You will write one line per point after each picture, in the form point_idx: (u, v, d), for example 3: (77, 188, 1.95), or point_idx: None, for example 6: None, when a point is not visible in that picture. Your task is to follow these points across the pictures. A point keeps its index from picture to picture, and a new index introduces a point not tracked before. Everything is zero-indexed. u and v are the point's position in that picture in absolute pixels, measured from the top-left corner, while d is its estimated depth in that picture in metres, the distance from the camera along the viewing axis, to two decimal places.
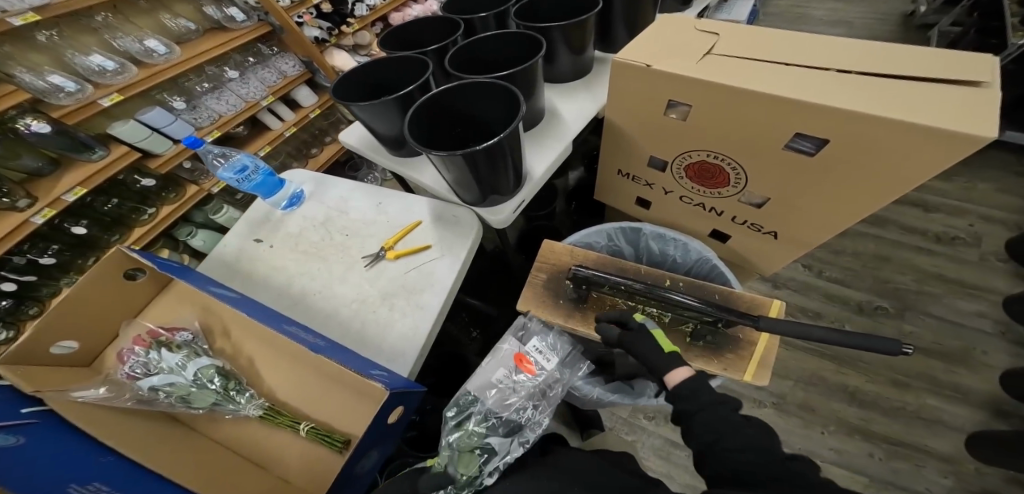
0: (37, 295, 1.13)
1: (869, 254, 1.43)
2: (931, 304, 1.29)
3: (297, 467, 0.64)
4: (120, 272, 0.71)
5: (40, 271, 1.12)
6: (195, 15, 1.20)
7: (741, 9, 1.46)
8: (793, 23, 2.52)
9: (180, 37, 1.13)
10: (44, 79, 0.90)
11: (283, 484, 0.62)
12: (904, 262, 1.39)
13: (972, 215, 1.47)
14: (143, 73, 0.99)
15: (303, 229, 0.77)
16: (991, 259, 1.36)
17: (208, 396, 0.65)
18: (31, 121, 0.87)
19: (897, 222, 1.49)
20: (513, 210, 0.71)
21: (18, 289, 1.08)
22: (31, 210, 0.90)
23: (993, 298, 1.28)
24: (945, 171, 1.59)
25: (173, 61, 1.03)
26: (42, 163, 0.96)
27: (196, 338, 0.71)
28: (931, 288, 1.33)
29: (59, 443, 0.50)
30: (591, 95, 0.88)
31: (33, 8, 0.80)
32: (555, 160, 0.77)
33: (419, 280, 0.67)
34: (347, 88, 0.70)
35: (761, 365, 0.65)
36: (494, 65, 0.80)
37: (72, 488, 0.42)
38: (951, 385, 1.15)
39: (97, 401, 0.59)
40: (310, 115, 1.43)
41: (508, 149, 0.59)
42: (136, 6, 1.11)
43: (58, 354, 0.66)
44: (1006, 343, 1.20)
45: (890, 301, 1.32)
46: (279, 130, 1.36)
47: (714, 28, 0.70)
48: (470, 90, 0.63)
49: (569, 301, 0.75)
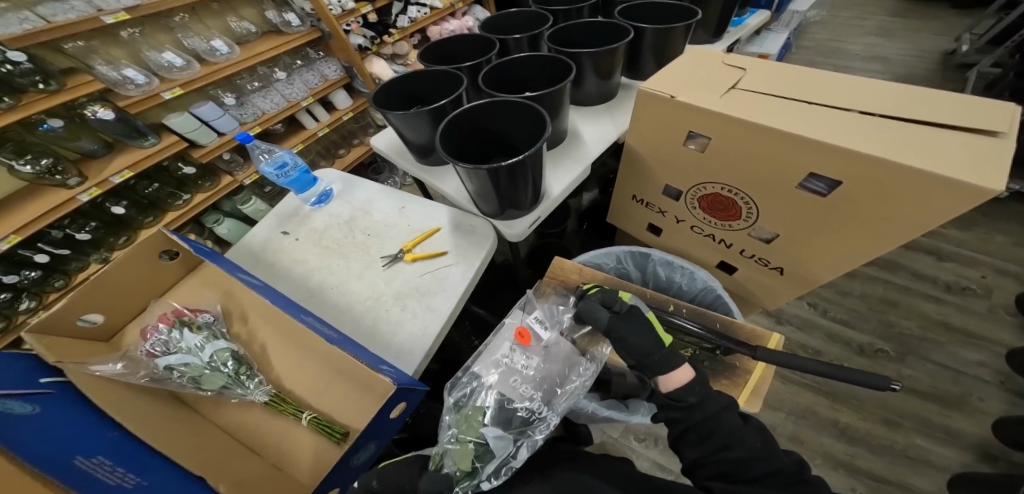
0: (67, 270, 1.18)
1: (876, 298, 1.40)
2: (933, 351, 1.25)
3: (295, 454, 0.66)
4: (155, 251, 0.76)
5: (75, 246, 1.20)
6: (258, 19, 1.28)
7: (772, 42, 1.48)
8: (828, 56, 2.52)
9: (241, 38, 1.21)
10: (118, 71, 0.98)
11: (279, 472, 0.64)
12: (910, 309, 1.35)
13: (984, 266, 1.42)
14: (205, 70, 1.06)
15: (327, 226, 0.81)
16: (999, 312, 1.31)
17: (220, 378, 0.67)
18: (98, 108, 0.93)
19: (909, 268, 1.45)
20: (528, 226, 0.74)
21: (50, 261, 1.15)
22: (80, 188, 0.97)
23: (997, 350, 1.23)
24: (963, 219, 1.56)
25: (233, 60, 1.11)
26: (97, 145, 1.05)
27: (216, 320, 0.73)
28: (934, 335, 1.29)
29: (72, 413, 0.56)
30: (612, 119, 0.91)
31: (126, 9, 0.87)
32: (573, 181, 0.80)
33: (432, 284, 0.70)
34: (386, 97, 0.75)
35: (753, 393, 0.66)
36: (524, 85, 0.84)
37: (78, 461, 0.47)
38: (942, 428, 1.11)
39: (112, 376, 0.64)
40: (343, 117, 1.51)
41: (529, 166, 0.62)
42: (209, 7, 1.19)
43: (83, 327, 0.70)
44: (1002, 392, 1.16)
45: (890, 344, 1.28)
46: (313, 130, 1.44)
47: (742, 63, 0.72)
48: (499, 108, 0.67)
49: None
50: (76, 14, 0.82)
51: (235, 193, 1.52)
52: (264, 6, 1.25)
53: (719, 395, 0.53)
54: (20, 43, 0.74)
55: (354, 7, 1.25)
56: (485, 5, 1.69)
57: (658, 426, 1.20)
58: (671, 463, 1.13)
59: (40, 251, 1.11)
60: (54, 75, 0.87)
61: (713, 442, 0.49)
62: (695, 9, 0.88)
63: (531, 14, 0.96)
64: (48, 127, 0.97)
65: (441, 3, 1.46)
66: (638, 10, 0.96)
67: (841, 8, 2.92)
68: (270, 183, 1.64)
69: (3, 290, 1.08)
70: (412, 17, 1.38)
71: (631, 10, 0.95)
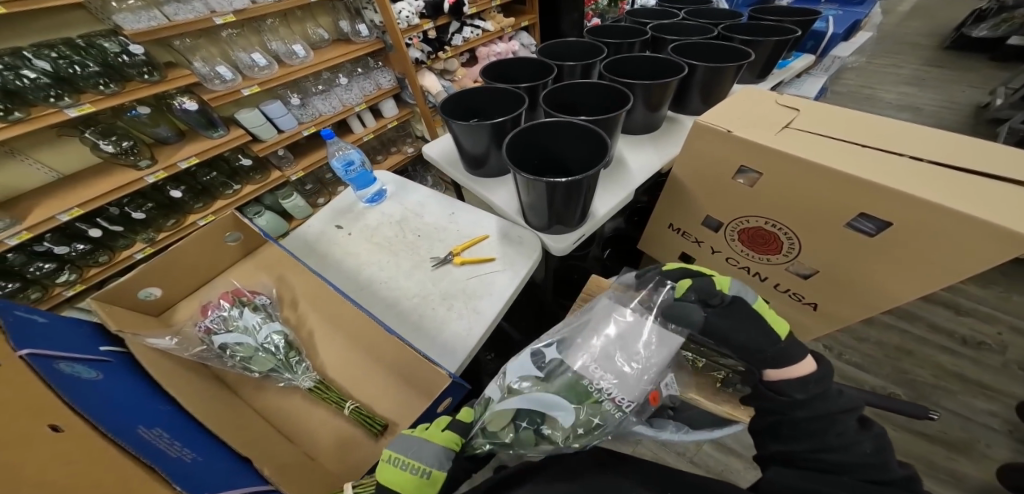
0: (112, 246, 1.23)
1: (892, 346, 1.35)
2: (945, 398, 1.22)
3: (328, 445, 0.63)
4: (221, 234, 0.77)
5: (128, 224, 1.25)
6: (332, 27, 1.38)
7: (810, 86, 1.51)
8: (859, 103, 2.53)
9: (314, 44, 1.31)
10: (212, 67, 1.10)
11: (310, 460, 0.60)
12: (926, 359, 1.31)
13: (1001, 323, 1.38)
14: (281, 71, 1.15)
15: (380, 224, 0.86)
16: (1014, 368, 1.27)
17: (269, 361, 0.64)
18: (184, 99, 1.05)
19: (927, 319, 1.42)
20: (574, 241, 0.76)
21: (100, 237, 1.21)
22: (148, 171, 1.05)
23: (1009, 402, 1.20)
24: (983, 275, 1.52)
25: (307, 64, 1.19)
26: (171, 133, 1.13)
27: (271, 303, 0.71)
28: (946, 383, 1.25)
29: (129, 383, 0.54)
30: (657, 148, 0.94)
31: (233, 13, 0.96)
32: (618, 204, 0.83)
33: (478, 287, 0.73)
34: (452, 109, 0.80)
35: None
36: (579, 109, 0.88)
37: (141, 430, 0.44)
38: (946, 469, 1.08)
39: (167, 350, 0.63)
40: (388, 125, 1.58)
41: (586, 185, 0.65)
42: (294, 14, 1.29)
43: (140, 299, 0.71)
44: (1011, 442, 1.12)
45: (903, 390, 1.24)
46: (360, 134, 1.52)
47: (796, 104, 0.75)
48: (560, 128, 0.71)
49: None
50: (190, 15, 0.92)
51: (278, 188, 1.58)
52: (339, 16, 1.35)
53: (840, 397, 0.46)
54: (140, 38, 0.83)
55: (418, 23, 1.33)
56: (530, 31, 1.78)
57: (664, 452, 1.19)
58: None
59: (94, 226, 1.18)
60: (157, 68, 0.98)
61: (803, 442, 0.44)
62: (747, 50, 0.92)
63: (587, 44, 1.02)
64: (137, 113, 1.05)
65: (493, 26, 1.55)
66: (691, 48, 1.01)
67: (876, 57, 2.95)
68: (310, 181, 1.72)
69: (49, 261, 1.14)
70: (466, 37, 1.48)
71: (684, 47, 1.01)
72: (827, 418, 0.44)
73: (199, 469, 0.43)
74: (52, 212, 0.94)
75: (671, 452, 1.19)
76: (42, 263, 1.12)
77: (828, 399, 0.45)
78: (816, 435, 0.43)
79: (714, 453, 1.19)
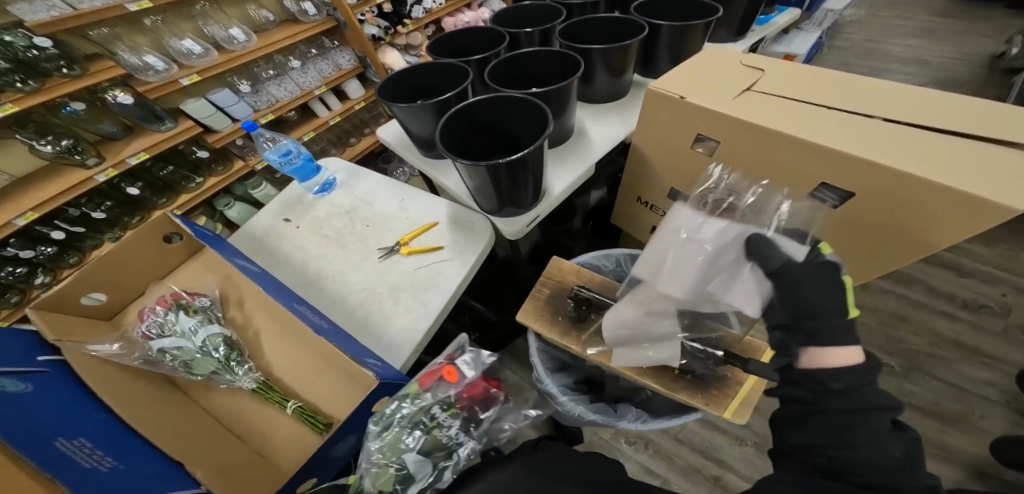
0: (81, 247, 1.22)
1: (887, 313, 1.34)
2: (938, 367, 1.21)
3: (280, 442, 0.62)
4: (159, 234, 0.74)
5: (90, 224, 1.23)
6: (276, 7, 1.30)
7: (802, 42, 1.41)
8: (864, 58, 2.39)
9: (259, 26, 1.23)
10: (140, 57, 1.04)
11: (262, 459, 0.60)
12: (922, 325, 1.30)
13: (1005, 285, 1.35)
14: (222, 58, 1.10)
15: (330, 215, 0.82)
16: (1016, 332, 1.25)
17: (209, 364, 0.63)
18: (119, 93, 0.99)
19: (925, 283, 1.39)
20: (527, 224, 0.73)
21: (64, 238, 1.18)
22: (97, 168, 1.02)
23: (1008, 370, 1.18)
24: (987, 234, 1.48)
25: (251, 48, 1.14)
26: (117, 129, 1.10)
27: (212, 305, 0.68)
28: (944, 352, 1.23)
29: (63, 393, 0.52)
30: (621, 119, 0.88)
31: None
32: (576, 181, 0.78)
33: (427, 278, 0.71)
34: (393, 89, 0.76)
35: (742, 405, 0.64)
36: (532, 81, 0.83)
37: (59, 442, 0.43)
38: (937, 444, 1.09)
39: (109, 357, 0.60)
40: (355, 107, 1.51)
41: (530, 164, 0.61)
42: None
43: (86, 305, 0.69)
44: (1008, 413, 1.11)
45: (896, 360, 1.24)
46: (325, 118, 1.45)
47: (761, 65, 0.69)
48: (501, 105, 0.66)
49: (567, 319, 0.74)
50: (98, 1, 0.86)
51: (247, 178, 1.53)
52: None
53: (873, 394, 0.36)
54: (47, 28, 0.78)
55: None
56: None
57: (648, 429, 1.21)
58: (657, 466, 1.14)
59: (55, 228, 1.13)
60: (79, 65, 0.93)
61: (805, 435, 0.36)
62: (715, 6, 0.85)
63: (546, 6, 0.94)
64: (71, 110, 1.01)
65: None
66: (654, 8, 0.93)
67: (880, 7, 2.78)
68: None
69: (19, 265, 1.11)
70: (427, 8, 1.40)
71: (648, 6, 0.93)
72: (859, 414, 0.35)
73: (118, 480, 0.42)
74: (9, 217, 0.90)
75: (655, 430, 1.20)
76: (12, 267, 1.09)
77: (862, 392, 0.36)
78: (828, 430, 0.35)
79: (700, 429, 1.19)
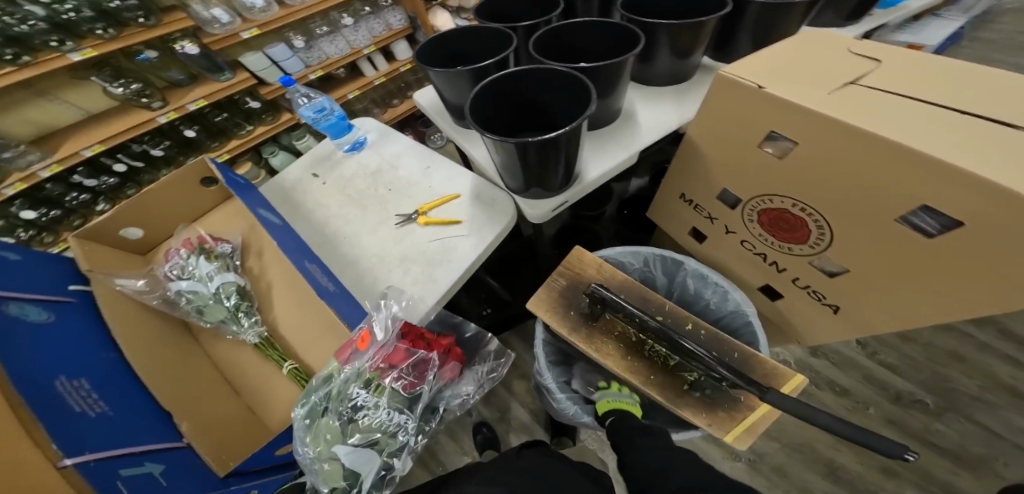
0: (139, 181, 1.33)
1: (941, 349, 1.13)
2: (983, 412, 1.03)
3: (269, 399, 0.65)
4: (198, 178, 0.76)
5: (148, 160, 1.33)
6: None
7: (937, 29, 1.17)
8: (1008, 55, 1.97)
9: None
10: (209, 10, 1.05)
11: (250, 415, 0.63)
12: (980, 367, 1.09)
13: None
14: (282, 13, 1.11)
15: (355, 176, 0.81)
16: None
17: (220, 312, 0.65)
18: (186, 44, 1.03)
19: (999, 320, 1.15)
20: (552, 208, 0.68)
21: (126, 171, 1.28)
22: (161, 111, 1.08)
23: None
24: None
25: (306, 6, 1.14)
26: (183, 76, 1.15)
27: (232, 253, 0.70)
28: (992, 396, 1.04)
29: (80, 326, 0.57)
30: (677, 104, 0.78)
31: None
32: (614, 168, 0.70)
33: (439, 252, 0.68)
34: (430, 53, 0.71)
35: (748, 431, 0.60)
36: (580, 53, 0.74)
37: (59, 381, 0.48)
38: (943, 483, 0.96)
39: (133, 294, 0.64)
40: (401, 69, 1.50)
41: (562, 144, 0.54)
42: None
43: (122, 238, 0.73)
44: None
45: (933, 397, 1.06)
46: (370, 78, 1.45)
47: (873, 52, 0.56)
48: (540, 76, 0.59)
49: (579, 315, 0.71)
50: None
51: (293, 129, 1.58)
52: None
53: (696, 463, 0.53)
54: None
55: None
56: None
57: None
58: None
59: (118, 161, 1.26)
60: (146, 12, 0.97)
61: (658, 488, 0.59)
62: None
63: None
64: (144, 58, 1.07)
65: None
66: None
67: None
68: None
69: (83, 192, 1.23)
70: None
71: None
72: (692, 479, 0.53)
73: (102, 427, 0.46)
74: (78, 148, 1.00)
75: None
76: (77, 193, 1.21)
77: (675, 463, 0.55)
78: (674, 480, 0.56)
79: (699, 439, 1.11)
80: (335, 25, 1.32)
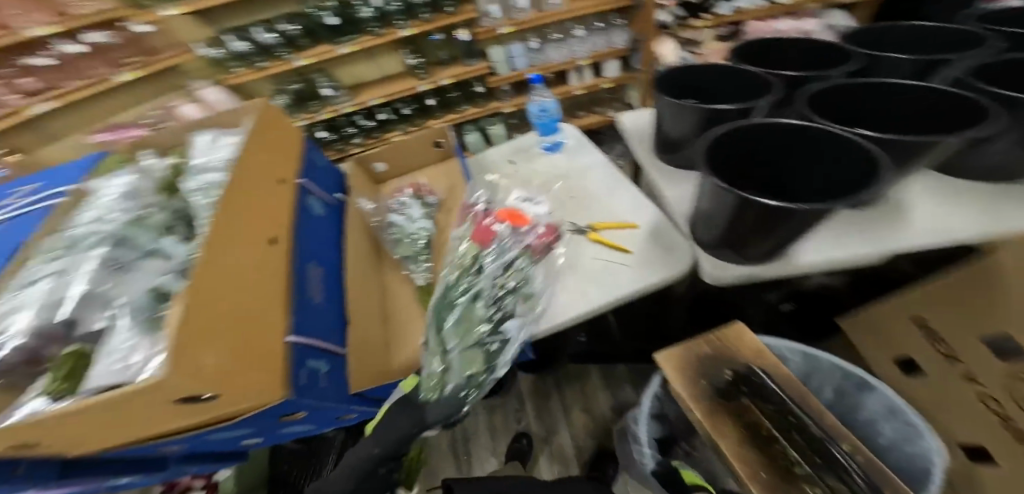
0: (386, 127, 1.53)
1: None
2: None
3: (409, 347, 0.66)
4: (430, 140, 0.92)
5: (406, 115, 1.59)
6: None
7: None
8: None
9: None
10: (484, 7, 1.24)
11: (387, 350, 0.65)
12: None
13: None
14: (534, 17, 1.25)
15: (544, 173, 0.85)
16: None
17: (409, 249, 0.75)
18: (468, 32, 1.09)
19: None
20: (738, 277, 0.56)
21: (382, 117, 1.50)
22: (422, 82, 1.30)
23: None
24: None
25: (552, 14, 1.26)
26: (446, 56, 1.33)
27: (436, 205, 0.83)
28: None
29: (330, 230, 0.69)
30: (995, 214, 0.56)
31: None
32: (847, 260, 0.55)
33: (599, 271, 0.65)
34: (667, 83, 0.68)
35: None
36: (859, 119, 0.60)
37: (309, 266, 0.58)
38: None
39: (364, 211, 0.81)
40: (603, 85, 1.52)
41: (800, 217, 0.43)
42: None
43: (372, 169, 0.94)
44: None
45: None
46: (571, 88, 1.51)
47: None
48: (800, 132, 0.49)
49: (709, 389, 0.43)
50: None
51: None
52: None
53: None
54: None
55: None
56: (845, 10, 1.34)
57: None
58: None
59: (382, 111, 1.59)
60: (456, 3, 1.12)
61: None
62: None
63: (964, 32, 0.66)
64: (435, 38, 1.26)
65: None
66: None
67: None
68: None
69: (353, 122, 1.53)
70: (740, 6, 1.23)
71: None
72: None
73: (316, 309, 0.54)
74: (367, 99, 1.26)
75: None
76: None
77: None
78: None
79: None
80: (566, 33, 1.43)
